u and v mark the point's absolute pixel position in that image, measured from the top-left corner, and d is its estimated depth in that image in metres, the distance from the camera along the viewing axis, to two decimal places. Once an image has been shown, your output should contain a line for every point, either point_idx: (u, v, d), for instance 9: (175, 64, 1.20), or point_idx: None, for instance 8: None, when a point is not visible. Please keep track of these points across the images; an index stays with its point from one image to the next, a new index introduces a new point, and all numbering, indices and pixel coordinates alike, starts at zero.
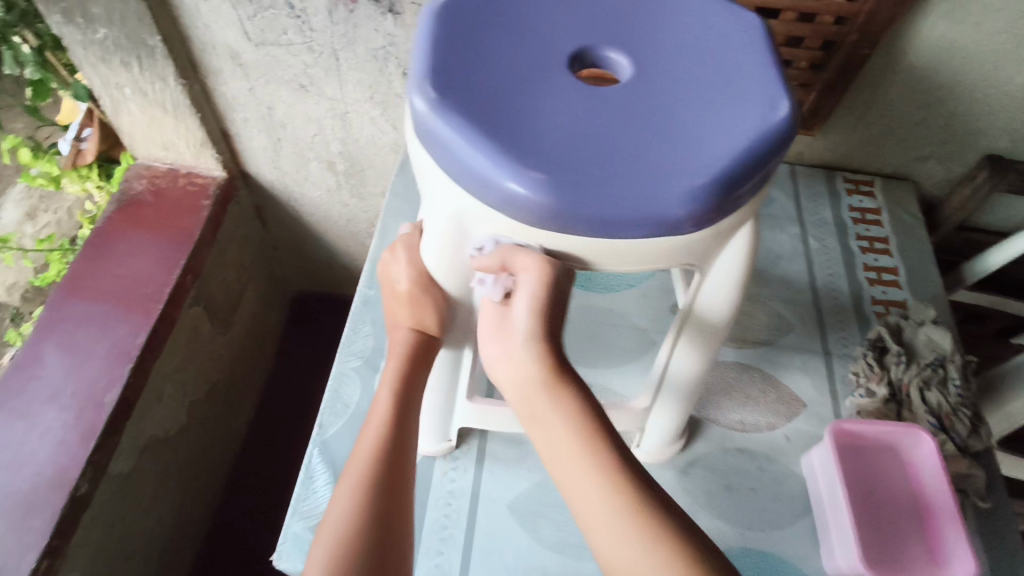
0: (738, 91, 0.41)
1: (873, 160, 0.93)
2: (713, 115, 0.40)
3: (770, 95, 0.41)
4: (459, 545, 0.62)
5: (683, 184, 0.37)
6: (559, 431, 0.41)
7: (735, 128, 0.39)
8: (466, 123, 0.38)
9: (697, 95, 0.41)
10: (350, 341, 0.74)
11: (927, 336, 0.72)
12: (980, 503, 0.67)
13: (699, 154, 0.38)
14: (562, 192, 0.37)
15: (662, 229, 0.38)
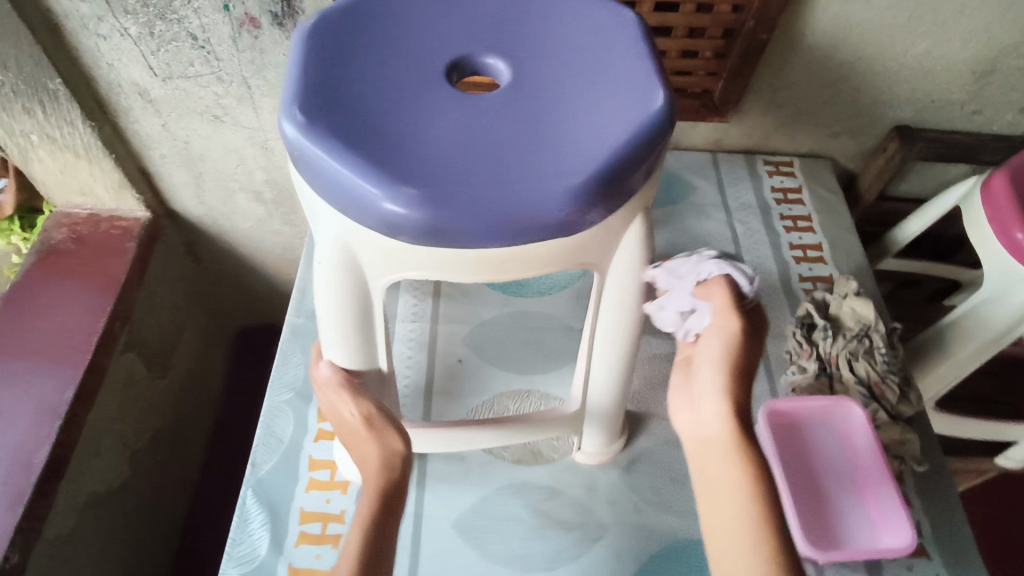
0: (615, 87, 0.41)
1: (790, 141, 0.95)
2: (589, 113, 0.40)
3: (645, 87, 0.41)
4: (404, 571, 0.61)
5: (561, 184, 0.37)
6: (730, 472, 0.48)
7: (613, 123, 0.39)
8: (337, 142, 0.37)
9: (577, 96, 0.41)
10: (280, 373, 0.72)
11: (851, 308, 0.74)
12: (916, 466, 0.68)
13: (576, 152, 0.38)
14: (439, 205, 0.36)
15: (545, 230, 0.37)
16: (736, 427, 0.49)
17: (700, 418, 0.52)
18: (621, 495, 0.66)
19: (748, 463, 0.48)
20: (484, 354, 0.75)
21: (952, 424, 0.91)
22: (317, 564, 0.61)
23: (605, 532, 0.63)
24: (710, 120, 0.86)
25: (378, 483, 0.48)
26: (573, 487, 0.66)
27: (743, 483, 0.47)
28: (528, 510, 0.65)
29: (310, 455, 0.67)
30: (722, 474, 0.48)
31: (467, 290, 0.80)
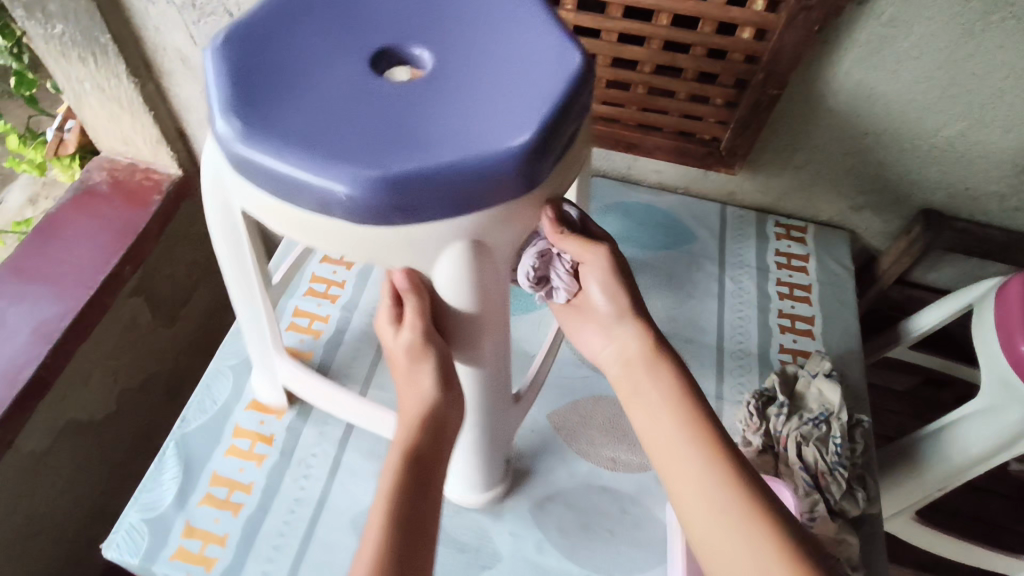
0: (500, 115, 0.43)
1: (806, 206, 0.91)
2: (442, 125, 0.43)
3: (506, 125, 0.42)
4: (292, 554, 0.61)
5: (362, 171, 0.40)
6: (659, 396, 0.53)
7: (446, 142, 0.42)
8: (227, 75, 0.44)
9: (460, 108, 0.44)
10: (234, 340, 0.75)
11: (818, 389, 0.69)
12: (851, 572, 0.62)
13: (399, 153, 0.41)
14: (260, 145, 0.42)
15: (343, 209, 0.42)
16: (652, 340, 0.55)
17: (618, 343, 0.57)
18: (525, 529, 0.64)
19: (675, 383, 0.53)
20: None
21: (932, 539, 0.83)
22: (212, 527, 0.62)
23: (498, 562, 0.62)
24: (717, 168, 0.83)
25: (426, 413, 0.50)
26: (479, 509, 0.65)
27: (676, 409, 0.52)
28: None
29: (238, 423, 0.69)
30: (653, 394, 0.53)
31: None
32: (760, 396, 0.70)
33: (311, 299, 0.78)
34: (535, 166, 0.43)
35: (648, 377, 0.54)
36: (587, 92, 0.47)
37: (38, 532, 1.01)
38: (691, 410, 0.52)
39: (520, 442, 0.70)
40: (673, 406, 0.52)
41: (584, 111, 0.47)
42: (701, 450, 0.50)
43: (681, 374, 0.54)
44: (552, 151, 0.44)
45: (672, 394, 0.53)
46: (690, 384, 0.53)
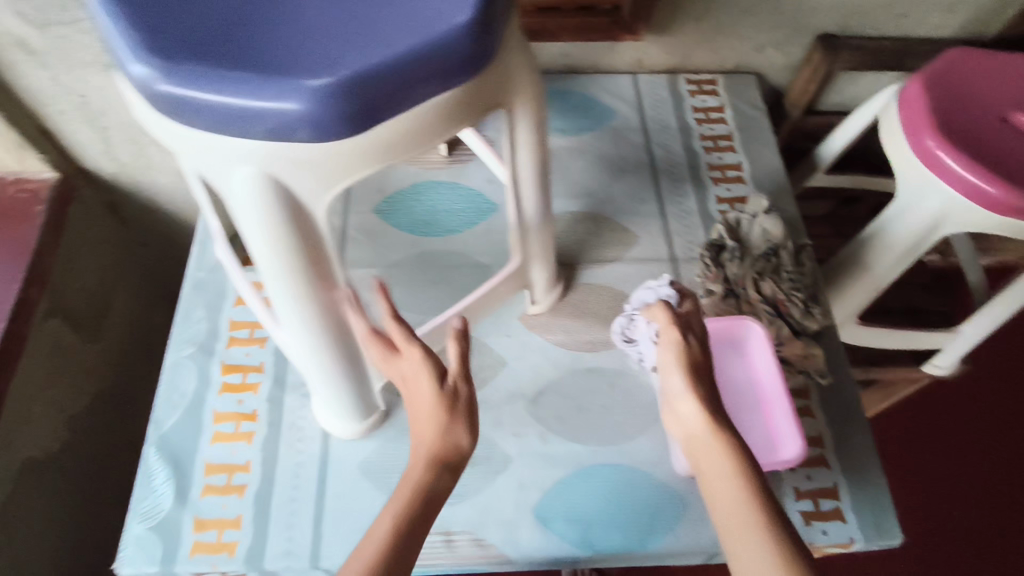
0: (347, 39, 0.35)
1: (712, 56, 0.91)
2: (296, 22, 0.36)
3: (349, 51, 0.35)
4: (310, 515, 0.61)
5: (170, 53, 0.34)
6: (726, 479, 0.42)
7: (287, 41, 0.35)
8: None
9: (321, 10, 0.36)
10: (182, 328, 0.71)
11: (762, 227, 0.72)
12: (822, 380, 0.68)
13: (226, 46, 0.35)
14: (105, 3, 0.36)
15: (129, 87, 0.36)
16: (709, 413, 0.46)
17: (680, 418, 0.47)
18: (527, 427, 0.66)
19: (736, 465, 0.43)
20: (391, 296, 0.73)
21: (875, 336, 0.92)
22: (223, 512, 0.61)
23: (509, 464, 0.65)
24: (624, 37, 0.85)
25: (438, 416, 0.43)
26: (478, 423, 0.66)
27: (740, 499, 0.41)
28: None
29: (214, 408, 0.66)
30: (721, 477, 0.43)
31: (372, 232, 0.77)
32: (711, 246, 0.72)
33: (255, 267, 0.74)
34: (332, 120, 0.35)
35: (712, 461, 0.44)
36: (476, 54, 0.37)
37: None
38: (754, 492, 0.41)
39: (501, 349, 0.71)
40: (735, 493, 0.42)
41: (462, 77, 0.37)
42: (771, 545, 0.39)
43: (739, 446, 0.44)
44: (375, 112, 0.35)
45: (732, 476, 0.42)
46: (749, 464, 0.43)
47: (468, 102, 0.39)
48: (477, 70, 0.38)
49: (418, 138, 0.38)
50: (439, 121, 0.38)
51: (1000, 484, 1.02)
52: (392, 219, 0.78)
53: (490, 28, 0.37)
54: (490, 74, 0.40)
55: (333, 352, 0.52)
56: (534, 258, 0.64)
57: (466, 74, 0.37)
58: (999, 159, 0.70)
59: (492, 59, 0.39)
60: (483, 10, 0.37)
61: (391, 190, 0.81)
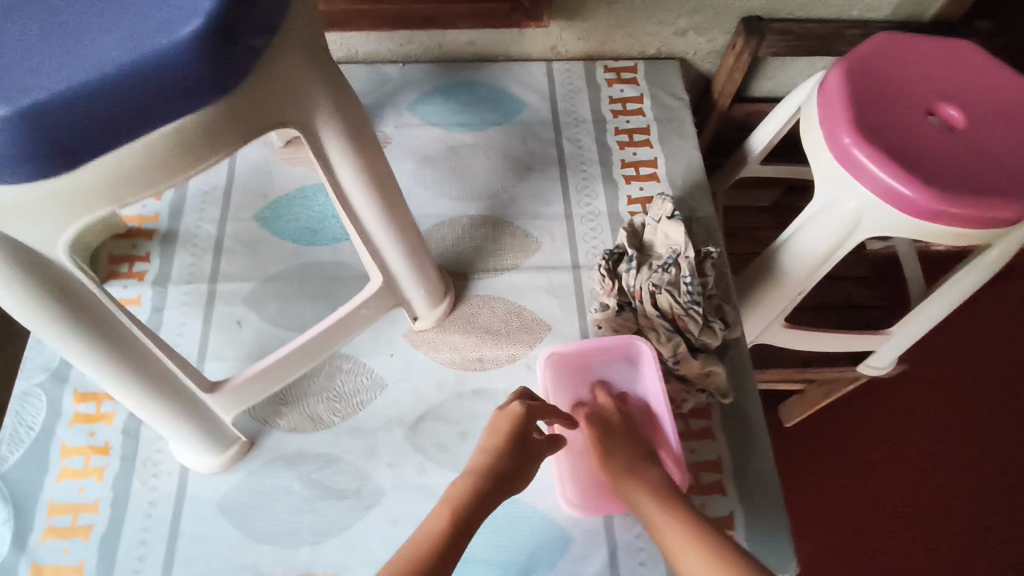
0: (45, 58, 0.29)
1: (631, 41, 0.84)
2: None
3: (41, 72, 0.29)
4: (160, 559, 0.57)
5: None
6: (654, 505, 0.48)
7: None
8: None
9: (26, 18, 0.31)
10: (36, 352, 0.65)
11: (664, 234, 0.67)
12: (723, 399, 0.65)
13: None
14: None
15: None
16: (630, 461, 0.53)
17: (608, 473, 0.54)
18: (403, 457, 0.62)
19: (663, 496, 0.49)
20: (266, 313, 0.68)
21: (805, 339, 0.87)
22: (63, 559, 0.56)
23: (381, 497, 0.60)
24: (527, 24, 0.79)
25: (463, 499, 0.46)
26: (351, 453, 0.62)
27: (671, 518, 0.47)
28: (301, 481, 0.60)
29: (62, 442, 0.61)
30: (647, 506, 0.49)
31: (250, 242, 0.71)
32: (610, 256, 0.67)
33: (116, 284, 0.68)
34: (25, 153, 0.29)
35: (641, 499, 0.50)
36: (210, 73, 0.31)
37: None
38: (675, 513, 0.47)
39: (381, 370, 0.66)
40: (665, 516, 0.47)
41: (197, 100, 0.31)
42: (704, 546, 0.43)
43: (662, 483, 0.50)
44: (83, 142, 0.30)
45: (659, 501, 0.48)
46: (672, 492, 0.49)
47: (219, 125, 0.33)
48: (221, 90, 0.32)
49: (158, 166, 0.33)
50: (182, 147, 0.33)
51: (939, 487, 0.98)
52: (274, 226, 0.72)
53: (229, 42, 0.31)
54: (250, 92, 0.34)
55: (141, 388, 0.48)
56: (401, 275, 0.57)
57: (203, 97, 0.32)
58: (917, 157, 0.65)
59: (245, 76, 0.33)
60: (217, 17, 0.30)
61: (275, 193, 0.74)
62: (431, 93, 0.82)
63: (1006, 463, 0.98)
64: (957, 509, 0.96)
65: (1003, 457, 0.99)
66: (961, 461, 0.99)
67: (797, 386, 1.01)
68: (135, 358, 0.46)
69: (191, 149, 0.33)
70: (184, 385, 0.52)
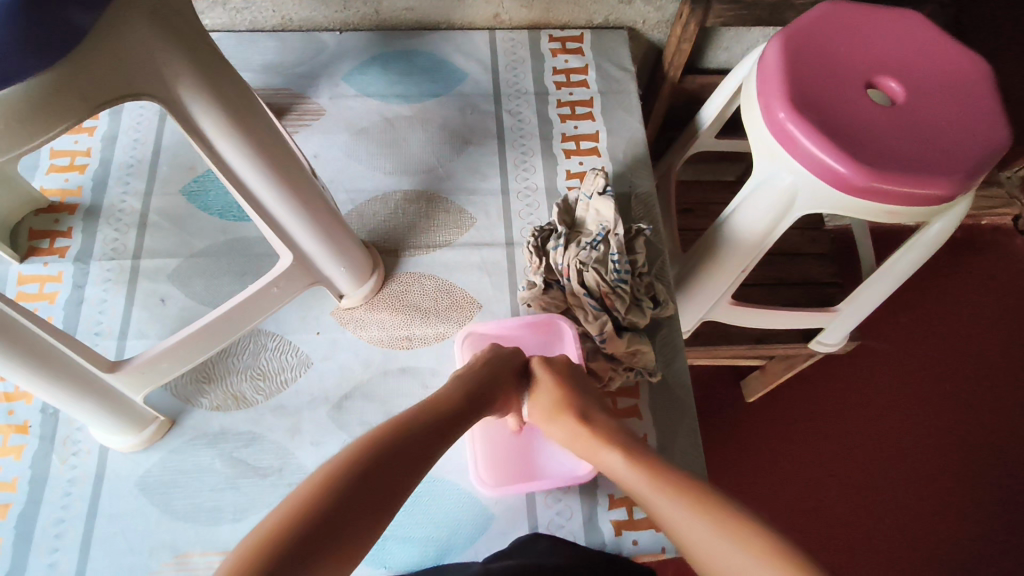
0: None
1: (576, 10, 0.82)
2: None
3: None
4: (78, 536, 0.56)
5: None
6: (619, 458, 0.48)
7: None
8: None
9: None
10: None
11: (595, 210, 0.66)
12: (651, 377, 0.64)
13: None
14: None
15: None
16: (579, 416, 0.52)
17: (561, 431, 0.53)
18: (327, 435, 0.61)
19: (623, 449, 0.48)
20: (193, 291, 0.67)
21: (752, 317, 0.86)
22: None
23: (303, 476, 0.60)
24: None
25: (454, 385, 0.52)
26: (274, 430, 0.61)
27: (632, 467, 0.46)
28: (222, 459, 0.60)
29: None
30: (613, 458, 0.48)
31: (177, 217, 0.70)
32: (539, 232, 0.66)
33: (36, 260, 0.67)
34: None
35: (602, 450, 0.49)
36: (31, 39, 0.31)
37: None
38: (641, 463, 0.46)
39: (308, 348, 0.65)
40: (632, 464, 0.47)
41: (19, 72, 0.31)
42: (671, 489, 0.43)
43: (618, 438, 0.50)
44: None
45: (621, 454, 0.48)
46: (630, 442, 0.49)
47: (55, 100, 0.34)
48: (47, 64, 0.32)
49: None
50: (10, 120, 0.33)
51: (890, 460, 0.98)
52: (200, 201, 0.71)
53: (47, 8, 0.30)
54: (87, 68, 0.33)
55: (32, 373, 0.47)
56: (316, 254, 0.57)
57: (26, 67, 0.31)
58: (854, 126, 0.63)
59: (74, 50, 0.32)
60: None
61: (204, 167, 0.73)
62: (368, 63, 0.80)
63: (956, 438, 0.99)
64: (906, 483, 0.96)
65: (952, 431, 0.99)
66: (913, 436, 0.99)
67: (755, 362, 1.00)
68: (25, 344, 0.45)
69: (19, 122, 0.33)
70: (82, 366, 0.51)
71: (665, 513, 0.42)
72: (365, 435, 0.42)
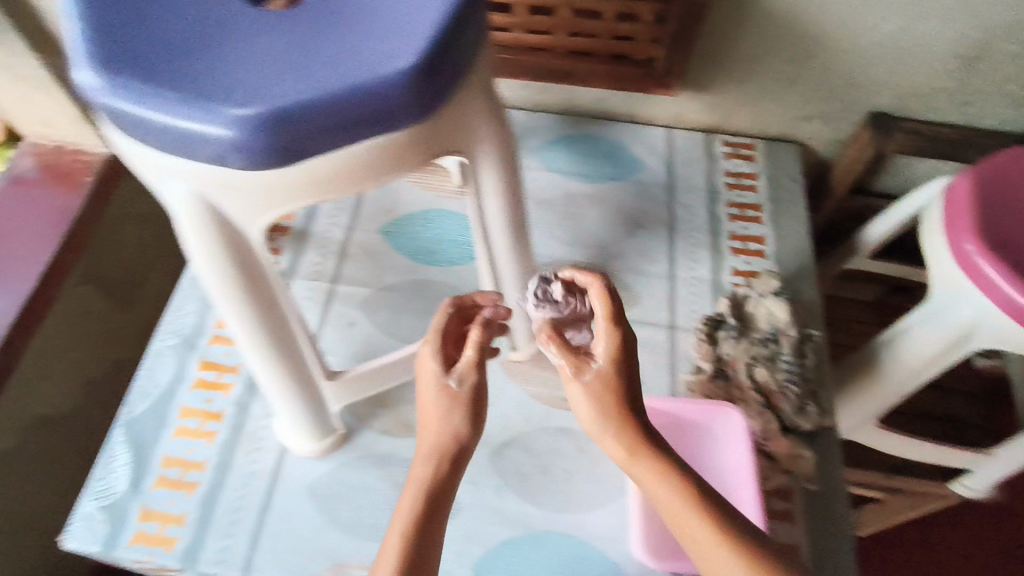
0: (285, 73, 0.35)
1: (755, 121, 0.87)
2: (242, 49, 0.36)
3: (280, 88, 0.34)
4: (250, 526, 0.61)
5: (109, 69, 0.35)
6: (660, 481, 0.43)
7: (230, 70, 0.35)
8: None
9: (272, 43, 0.36)
10: (172, 319, 0.72)
11: (766, 308, 0.68)
12: (808, 485, 0.63)
13: (165, 69, 0.35)
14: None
15: (80, 89, 0.37)
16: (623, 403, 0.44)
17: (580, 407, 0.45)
18: (483, 477, 0.64)
19: (663, 467, 0.44)
20: (379, 321, 0.73)
21: (897, 444, 0.83)
22: (168, 508, 0.61)
23: (457, 511, 0.62)
24: (656, 91, 0.78)
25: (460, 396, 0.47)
26: None
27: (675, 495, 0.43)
28: (386, 481, 0.64)
29: (182, 403, 0.67)
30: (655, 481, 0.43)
31: (373, 253, 0.77)
32: (709, 322, 0.68)
33: None
34: (260, 150, 0.34)
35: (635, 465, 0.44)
36: (418, 102, 0.36)
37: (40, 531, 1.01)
38: (683, 495, 0.43)
39: None
40: (674, 495, 0.43)
41: (404, 122, 0.37)
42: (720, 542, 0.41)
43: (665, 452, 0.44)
44: (304, 145, 0.35)
45: (662, 476, 0.43)
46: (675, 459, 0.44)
47: (412, 143, 0.39)
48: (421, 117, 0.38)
49: (356, 175, 0.39)
50: (379, 162, 0.39)
51: None
52: (395, 241, 0.79)
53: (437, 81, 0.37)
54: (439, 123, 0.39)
55: (277, 371, 0.53)
56: (511, 305, 0.62)
57: (405, 121, 0.37)
58: None
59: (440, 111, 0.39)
60: (432, 55, 0.36)
61: (402, 212, 0.81)
62: (555, 142, 0.87)
63: None
64: None
65: None
66: None
67: (874, 494, 0.96)
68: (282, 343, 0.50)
69: (382, 164, 0.39)
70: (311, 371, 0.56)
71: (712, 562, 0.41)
72: (401, 512, 0.43)
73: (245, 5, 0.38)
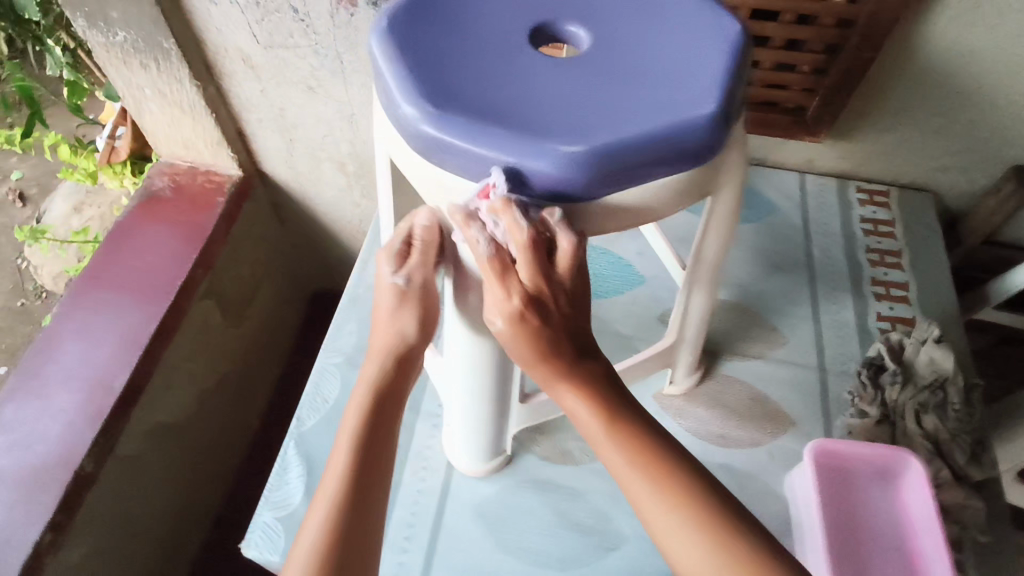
0: (597, 116, 0.40)
1: (890, 169, 0.88)
2: (555, 94, 0.41)
3: (597, 129, 0.39)
4: (423, 544, 0.62)
5: (442, 105, 0.40)
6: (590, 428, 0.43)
7: (547, 111, 0.40)
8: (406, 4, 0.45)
9: (577, 88, 0.41)
10: (334, 339, 0.75)
11: (928, 355, 0.68)
12: (979, 536, 0.62)
13: (491, 108, 0.40)
14: (395, 42, 0.43)
15: (398, 124, 0.42)
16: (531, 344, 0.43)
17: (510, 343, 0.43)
18: None
19: (603, 411, 0.43)
20: None
21: None
22: None
23: (624, 542, 0.62)
24: (801, 137, 0.82)
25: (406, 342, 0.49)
26: (598, 492, 0.65)
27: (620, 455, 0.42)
28: (551, 508, 0.64)
29: None
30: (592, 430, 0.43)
31: None
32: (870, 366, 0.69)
33: None
34: (577, 181, 0.39)
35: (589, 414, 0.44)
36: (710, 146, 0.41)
37: (153, 541, 1.02)
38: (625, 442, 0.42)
39: None
40: (616, 440, 0.43)
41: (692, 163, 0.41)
42: (660, 493, 0.41)
43: (605, 394, 0.44)
44: (611, 180, 0.40)
45: (595, 422, 0.43)
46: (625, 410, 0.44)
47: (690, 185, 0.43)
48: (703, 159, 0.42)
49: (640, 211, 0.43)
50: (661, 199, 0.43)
51: None
52: None
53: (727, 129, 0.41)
54: (712, 169, 0.44)
55: (492, 389, 0.56)
56: (687, 339, 0.64)
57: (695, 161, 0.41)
58: None
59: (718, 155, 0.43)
60: (724, 108, 0.41)
61: None
62: None
63: None
64: None
65: None
66: None
67: None
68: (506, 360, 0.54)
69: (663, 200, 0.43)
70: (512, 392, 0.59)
71: (646, 512, 0.41)
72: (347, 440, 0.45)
73: (541, 54, 0.43)
